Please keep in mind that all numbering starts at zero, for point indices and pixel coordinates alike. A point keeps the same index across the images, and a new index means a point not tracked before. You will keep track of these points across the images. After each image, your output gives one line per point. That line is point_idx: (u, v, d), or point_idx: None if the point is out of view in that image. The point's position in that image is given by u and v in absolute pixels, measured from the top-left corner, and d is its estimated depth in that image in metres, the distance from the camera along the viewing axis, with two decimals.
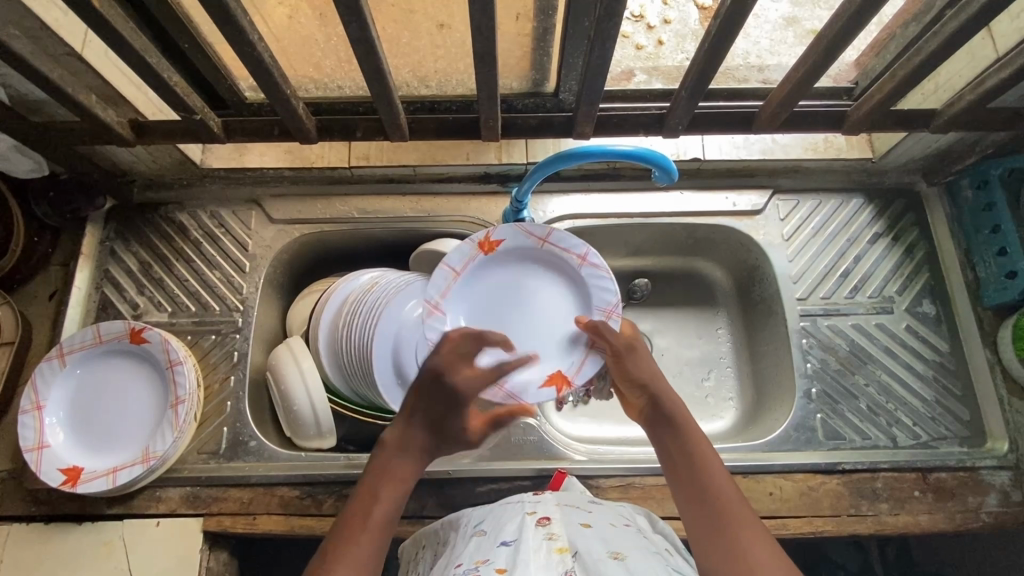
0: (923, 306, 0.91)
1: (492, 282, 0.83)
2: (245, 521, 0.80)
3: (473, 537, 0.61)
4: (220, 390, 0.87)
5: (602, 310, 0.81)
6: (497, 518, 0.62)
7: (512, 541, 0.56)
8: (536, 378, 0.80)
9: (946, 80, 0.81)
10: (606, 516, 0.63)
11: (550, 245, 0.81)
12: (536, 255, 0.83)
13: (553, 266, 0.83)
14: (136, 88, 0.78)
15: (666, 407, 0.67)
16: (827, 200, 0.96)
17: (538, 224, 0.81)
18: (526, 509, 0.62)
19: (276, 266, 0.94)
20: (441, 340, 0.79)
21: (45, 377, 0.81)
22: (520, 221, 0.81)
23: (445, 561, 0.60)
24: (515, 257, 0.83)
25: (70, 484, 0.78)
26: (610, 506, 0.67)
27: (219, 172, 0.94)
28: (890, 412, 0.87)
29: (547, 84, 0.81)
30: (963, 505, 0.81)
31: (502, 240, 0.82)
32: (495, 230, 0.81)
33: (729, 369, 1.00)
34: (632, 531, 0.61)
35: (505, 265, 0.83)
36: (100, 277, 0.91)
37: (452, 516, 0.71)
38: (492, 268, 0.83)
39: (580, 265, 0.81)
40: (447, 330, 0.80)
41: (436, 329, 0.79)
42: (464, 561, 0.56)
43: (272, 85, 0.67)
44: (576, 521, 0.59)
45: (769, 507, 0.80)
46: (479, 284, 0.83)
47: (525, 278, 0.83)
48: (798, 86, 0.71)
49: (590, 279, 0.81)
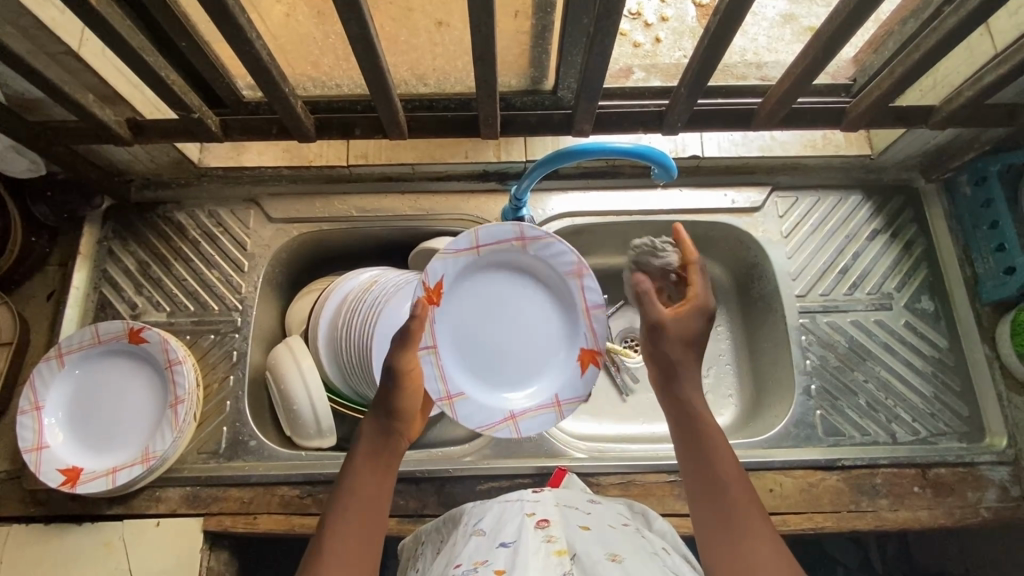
0: (921, 302, 0.91)
1: (460, 316, 0.79)
2: (245, 521, 0.80)
3: (472, 538, 0.61)
4: (220, 389, 0.86)
5: (572, 272, 0.79)
6: (496, 518, 0.62)
7: (511, 543, 0.56)
8: (575, 379, 0.80)
9: (944, 76, 0.81)
10: (605, 516, 0.63)
11: (486, 246, 0.77)
12: (476, 266, 0.79)
13: (503, 263, 0.80)
14: (134, 87, 0.77)
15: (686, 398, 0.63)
16: (826, 197, 0.96)
17: (459, 237, 0.76)
18: (525, 510, 0.62)
19: (275, 265, 0.94)
20: (481, 411, 0.78)
21: (44, 377, 0.81)
22: (439, 248, 0.76)
23: (444, 560, 0.60)
24: (463, 286, 0.79)
25: (69, 485, 0.78)
26: (608, 505, 0.67)
27: (217, 171, 0.93)
28: (889, 408, 0.87)
29: (546, 82, 0.81)
30: (962, 501, 0.81)
31: (440, 279, 0.77)
32: (429, 275, 0.76)
33: (728, 366, 1.01)
34: (629, 531, 0.61)
35: (461, 294, 0.79)
36: (99, 277, 0.91)
37: (450, 515, 0.71)
38: (455, 313, 0.79)
39: (524, 243, 0.78)
40: (476, 399, 0.78)
41: (467, 405, 0.77)
42: (464, 562, 0.56)
43: (271, 83, 0.67)
44: (574, 523, 0.59)
45: (769, 504, 0.81)
46: (454, 328, 0.79)
47: (484, 292, 0.80)
48: (797, 83, 0.71)
49: (541, 249, 0.78)
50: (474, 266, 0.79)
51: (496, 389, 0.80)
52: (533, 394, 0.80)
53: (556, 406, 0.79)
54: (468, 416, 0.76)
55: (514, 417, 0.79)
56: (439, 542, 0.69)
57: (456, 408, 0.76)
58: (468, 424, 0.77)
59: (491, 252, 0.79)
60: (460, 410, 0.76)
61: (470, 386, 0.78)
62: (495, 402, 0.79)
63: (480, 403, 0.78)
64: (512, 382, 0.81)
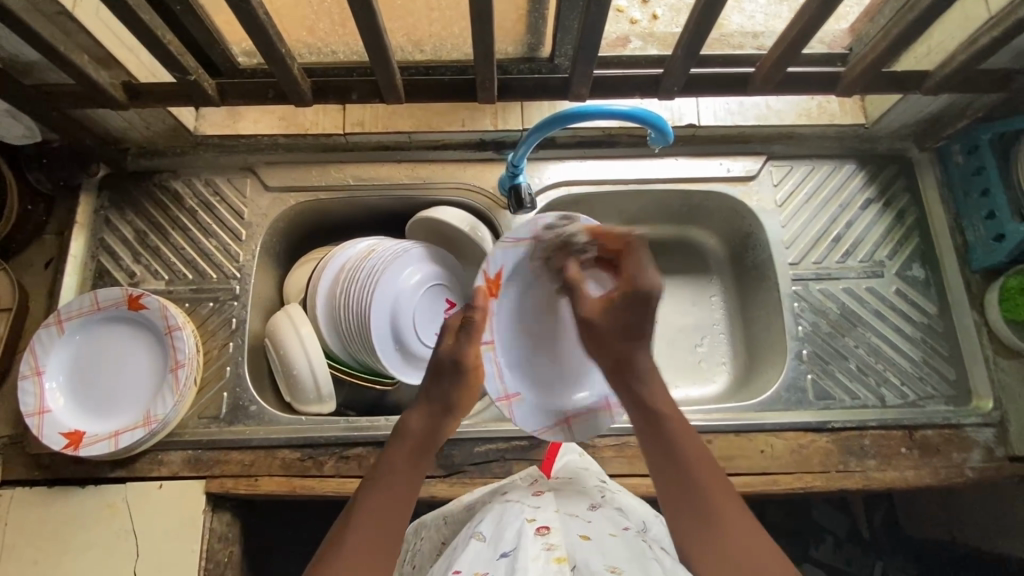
0: (913, 270, 0.93)
1: (517, 313, 0.82)
2: (247, 483, 0.81)
3: (472, 542, 0.62)
4: (219, 355, 0.87)
5: None
6: (496, 522, 0.63)
7: (511, 552, 0.57)
8: None
9: (939, 43, 0.80)
10: (604, 522, 0.63)
11: (542, 240, 0.80)
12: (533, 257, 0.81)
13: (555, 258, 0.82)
14: (129, 51, 0.76)
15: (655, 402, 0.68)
16: (820, 166, 0.97)
17: (520, 228, 0.79)
18: (525, 515, 0.62)
19: (273, 234, 0.94)
20: (535, 416, 0.80)
21: (44, 344, 0.82)
22: (499, 238, 0.79)
23: (445, 564, 0.62)
24: (520, 277, 0.81)
25: (73, 447, 0.79)
26: (608, 509, 0.67)
27: (213, 139, 0.93)
28: (878, 372, 0.89)
29: (542, 49, 0.81)
30: (947, 461, 0.84)
31: (499, 270, 0.80)
32: (488, 264, 0.78)
33: (722, 335, 1.02)
34: (630, 538, 0.61)
35: (516, 287, 0.81)
36: (96, 245, 0.91)
37: (458, 512, 0.73)
38: (508, 309, 0.81)
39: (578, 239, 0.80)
40: (531, 402, 0.80)
41: (524, 406, 0.80)
42: (464, 570, 0.58)
43: (268, 43, 0.66)
44: (574, 531, 0.60)
45: (760, 464, 0.83)
46: (511, 319, 0.81)
47: (542, 281, 0.82)
48: (792, 45, 0.71)
49: (594, 247, 0.81)
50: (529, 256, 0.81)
51: (555, 390, 0.82)
52: (586, 395, 0.82)
53: (608, 405, 0.81)
54: (524, 417, 0.79)
55: (569, 419, 0.80)
56: (444, 542, 0.71)
57: (511, 409, 0.79)
58: (525, 425, 0.79)
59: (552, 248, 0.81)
60: (517, 410, 0.79)
61: (529, 389, 0.81)
62: (553, 401, 0.81)
63: (535, 405, 0.80)
64: (571, 384, 0.82)
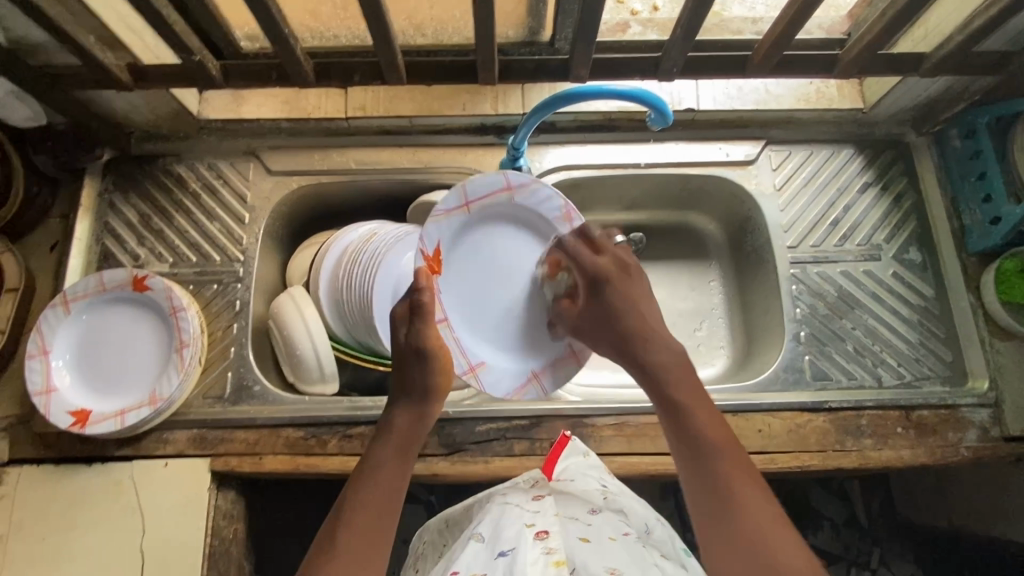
0: (910, 254, 0.94)
1: (462, 282, 0.79)
2: (251, 461, 0.82)
3: (471, 542, 0.67)
4: (224, 337, 0.88)
5: (560, 217, 0.82)
6: (495, 523, 0.68)
7: (509, 552, 0.63)
8: None
9: (936, 25, 0.81)
10: (601, 527, 0.70)
11: (474, 206, 0.78)
12: (470, 224, 0.80)
13: (491, 217, 0.81)
14: (133, 32, 0.77)
15: (670, 387, 0.67)
16: (818, 151, 0.97)
17: (449, 197, 0.77)
18: (524, 519, 0.68)
19: (276, 218, 0.95)
20: (503, 379, 0.80)
21: (50, 324, 0.83)
22: (430, 212, 0.76)
23: (444, 564, 0.67)
24: (461, 245, 0.79)
25: (79, 426, 0.80)
26: (606, 513, 0.73)
27: (215, 123, 0.94)
28: (875, 353, 0.90)
29: (543, 33, 0.83)
30: (943, 440, 0.84)
31: (437, 243, 0.77)
32: (425, 241, 0.75)
33: (721, 319, 1.03)
34: (628, 542, 0.69)
35: (458, 256, 0.79)
36: (100, 228, 0.92)
37: (460, 516, 0.77)
38: (456, 279, 0.79)
39: (511, 195, 0.80)
40: (497, 367, 0.80)
41: (490, 373, 0.80)
42: (463, 571, 0.63)
43: (271, 22, 0.67)
44: (572, 534, 0.68)
45: (758, 444, 0.83)
46: (459, 289, 0.79)
47: (485, 244, 0.81)
48: (790, 25, 0.72)
49: (529, 201, 0.81)
50: (466, 222, 0.79)
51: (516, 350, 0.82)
52: (545, 350, 0.83)
53: (573, 355, 0.83)
54: (492, 384, 0.79)
55: (537, 374, 0.82)
56: (444, 545, 0.77)
57: (480, 378, 0.78)
58: (496, 391, 0.80)
59: (489, 210, 0.80)
60: (484, 379, 0.79)
61: (490, 355, 0.80)
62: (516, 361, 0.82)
63: (501, 370, 0.81)
64: (532, 341, 0.83)
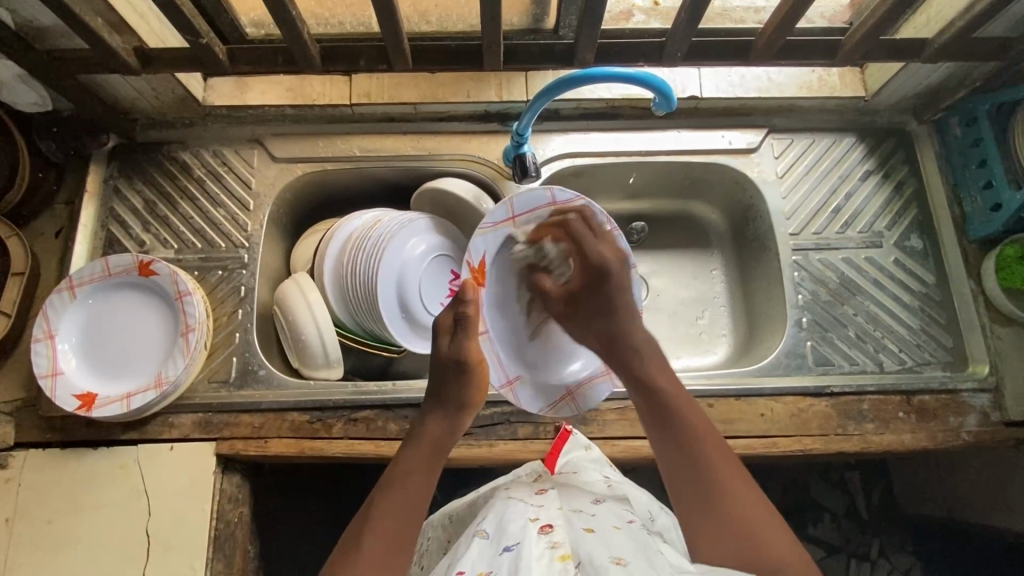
0: (911, 241, 0.94)
1: (503, 293, 0.85)
2: (256, 445, 0.83)
3: (475, 539, 0.64)
4: (229, 322, 0.89)
5: (605, 233, 0.83)
6: (499, 519, 0.65)
7: (514, 547, 0.59)
8: None
9: (938, 12, 0.82)
10: (608, 516, 0.65)
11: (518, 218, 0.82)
12: (514, 236, 0.83)
13: (538, 231, 0.84)
14: (140, 17, 0.77)
15: (664, 392, 0.72)
16: (820, 139, 0.98)
17: (495, 210, 0.80)
18: (528, 514, 0.65)
19: (281, 205, 0.96)
20: (540, 395, 0.84)
21: (56, 308, 0.83)
22: (477, 225, 0.80)
23: (449, 563, 0.63)
24: (503, 257, 0.83)
25: (86, 409, 0.80)
26: (610, 504, 0.69)
27: (221, 110, 0.94)
28: (877, 339, 0.90)
29: (546, 21, 0.85)
30: (943, 425, 0.85)
31: (482, 255, 0.82)
32: (470, 253, 0.80)
33: (722, 307, 1.04)
34: (635, 530, 0.63)
35: (500, 266, 0.83)
36: (106, 214, 0.92)
37: (464, 512, 0.76)
38: (496, 291, 0.84)
39: (556, 210, 0.82)
40: (532, 383, 0.85)
41: (526, 388, 0.84)
42: (468, 569, 0.59)
43: (278, 5, 0.67)
44: (578, 525, 0.62)
45: (760, 428, 0.84)
46: (499, 302, 0.84)
47: (527, 256, 0.85)
48: (793, 9, 0.72)
49: (573, 216, 0.82)
50: (510, 235, 0.83)
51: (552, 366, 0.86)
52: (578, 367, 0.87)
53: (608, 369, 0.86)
54: (529, 399, 0.84)
55: (573, 390, 0.85)
56: (450, 540, 0.76)
57: (516, 393, 0.83)
58: (532, 407, 0.84)
59: (533, 224, 0.83)
60: (520, 395, 0.83)
61: (526, 371, 0.85)
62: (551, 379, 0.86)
63: (537, 387, 0.85)
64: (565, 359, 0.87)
